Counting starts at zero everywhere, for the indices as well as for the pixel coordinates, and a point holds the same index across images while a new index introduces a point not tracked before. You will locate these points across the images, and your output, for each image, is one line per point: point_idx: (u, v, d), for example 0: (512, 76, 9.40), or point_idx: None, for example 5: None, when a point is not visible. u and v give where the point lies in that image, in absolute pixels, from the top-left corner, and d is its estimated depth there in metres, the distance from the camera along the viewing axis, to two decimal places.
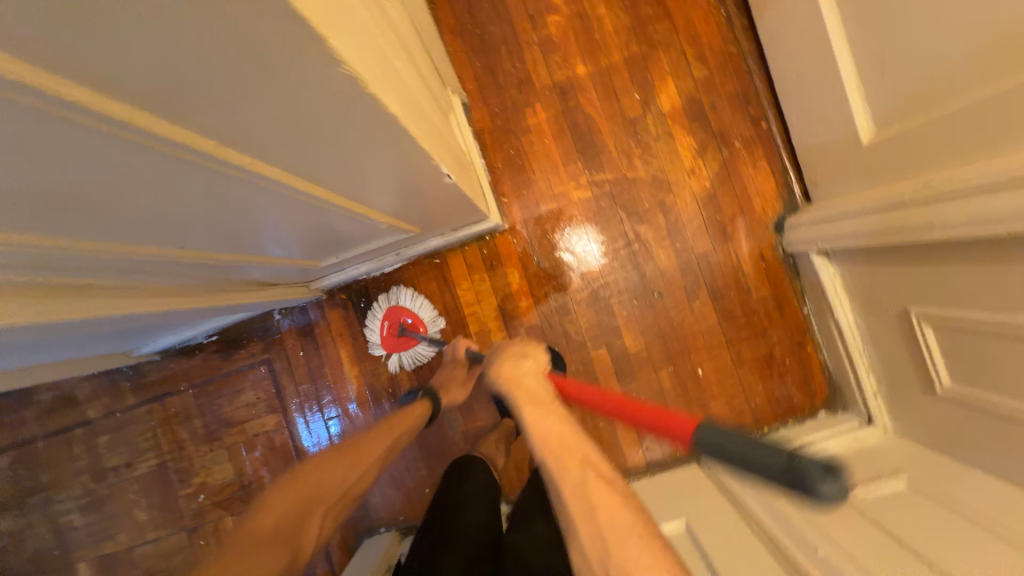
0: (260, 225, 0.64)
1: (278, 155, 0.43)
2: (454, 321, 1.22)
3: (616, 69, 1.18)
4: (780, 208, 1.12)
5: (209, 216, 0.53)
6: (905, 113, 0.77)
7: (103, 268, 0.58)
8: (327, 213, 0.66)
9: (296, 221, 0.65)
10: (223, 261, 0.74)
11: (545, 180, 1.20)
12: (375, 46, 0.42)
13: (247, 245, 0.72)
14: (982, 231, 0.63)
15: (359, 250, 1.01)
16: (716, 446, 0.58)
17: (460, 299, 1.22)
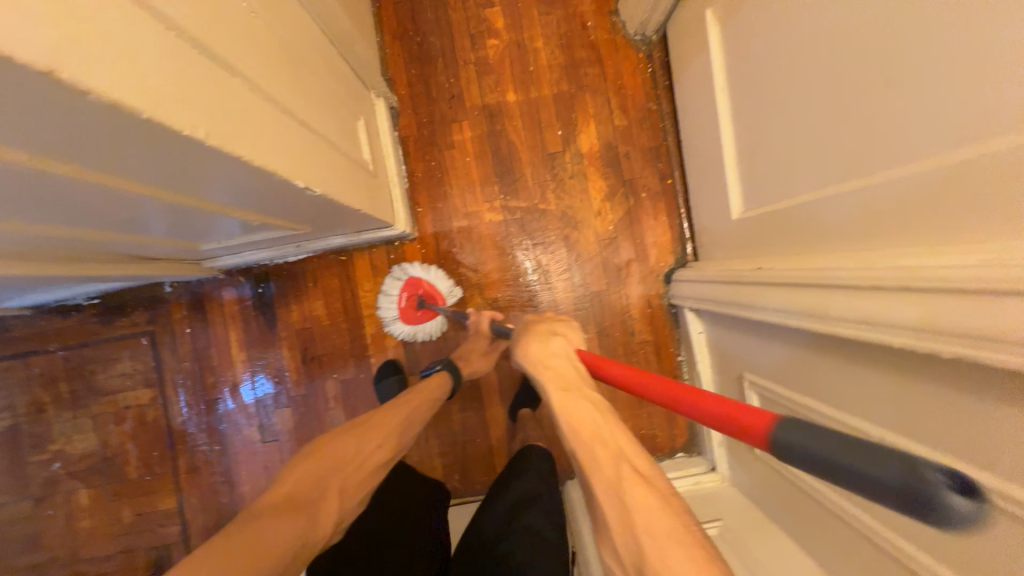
0: (100, 213, 0.62)
1: (71, 158, 0.42)
2: (417, 310, 1.16)
3: (544, 103, 1.22)
4: (672, 260, 1.20)
5: (27, 207, 0.52)
6: (763, 201, 0.85)
7: None
8: (181, 208, 0.66)
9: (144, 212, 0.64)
10: (69, 237, 0.71)
11: (461, 197, 1.23)
12: (181, 70, 0.42)
13: (96, 229, 0.70)
14: (785, 321, 0.72)
15: (249, 239, 1.00)
16: (788, 445, 0.38)
17: (426, 286, 1.17)
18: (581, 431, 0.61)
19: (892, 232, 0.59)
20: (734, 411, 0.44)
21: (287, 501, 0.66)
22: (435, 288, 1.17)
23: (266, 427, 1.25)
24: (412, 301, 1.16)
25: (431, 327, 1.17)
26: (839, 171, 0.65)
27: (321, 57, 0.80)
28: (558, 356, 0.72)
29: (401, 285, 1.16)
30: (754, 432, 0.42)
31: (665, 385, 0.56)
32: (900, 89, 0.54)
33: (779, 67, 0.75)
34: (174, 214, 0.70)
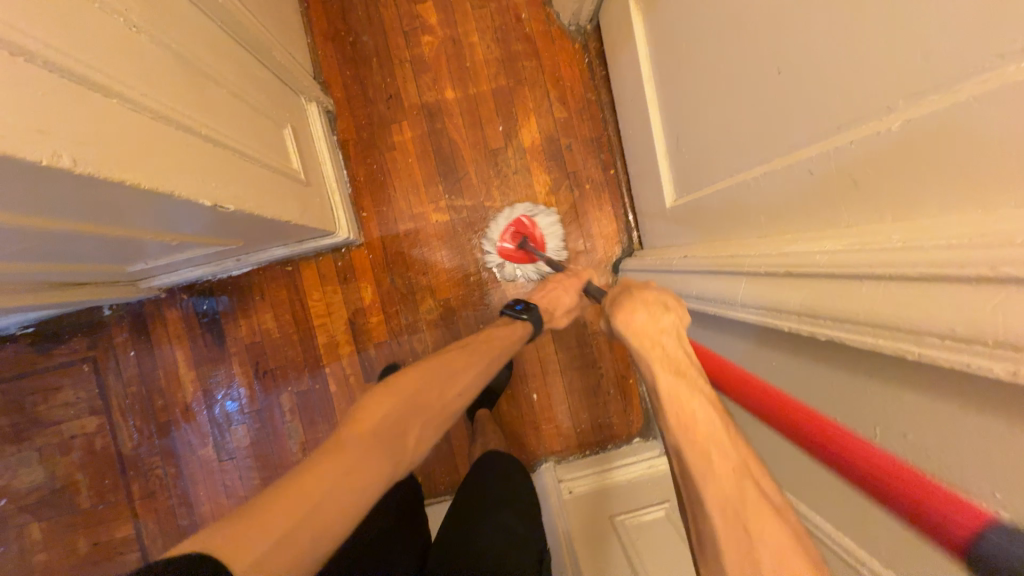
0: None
1: None
2: (517, 249, 1.17)
3: (483, 99, 1.21)
4: (619, 250, 1.22)
5: None
6: (690, 189, 0.86)
7: None
8: (76, 234, 0.63)
9: (42, 241, 0.62)
10: None
11: (406, 199, 1.22)
12: (36, 97, 0.41)
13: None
14: (700, 308, 0.71)
15: (179, 258, 0.96)
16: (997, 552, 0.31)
17: (530, 230, 1.18)
18: (694, 429, 0.49)
19: (781, 216, 0.59)
20: (927, 493, 0.35)
21: (384, 439, 0.63)
22: (542, 235, 1.19)
23: (223, 445, 1.23)
24: (518, 240, 1.18)
25: (530, 270, 1.19)
26: (745, 157, 0.66)
27: (231, 66, 0.78)
28: (667, 334, 0.60)
29: (511, 220, 1.19)
30: (951, 519, 0.33)
31: (774, 398, 0.48)
32: (787, 76, 0.54)
33: (695, 56, 0.76)
34: (77, 242, 0.67)
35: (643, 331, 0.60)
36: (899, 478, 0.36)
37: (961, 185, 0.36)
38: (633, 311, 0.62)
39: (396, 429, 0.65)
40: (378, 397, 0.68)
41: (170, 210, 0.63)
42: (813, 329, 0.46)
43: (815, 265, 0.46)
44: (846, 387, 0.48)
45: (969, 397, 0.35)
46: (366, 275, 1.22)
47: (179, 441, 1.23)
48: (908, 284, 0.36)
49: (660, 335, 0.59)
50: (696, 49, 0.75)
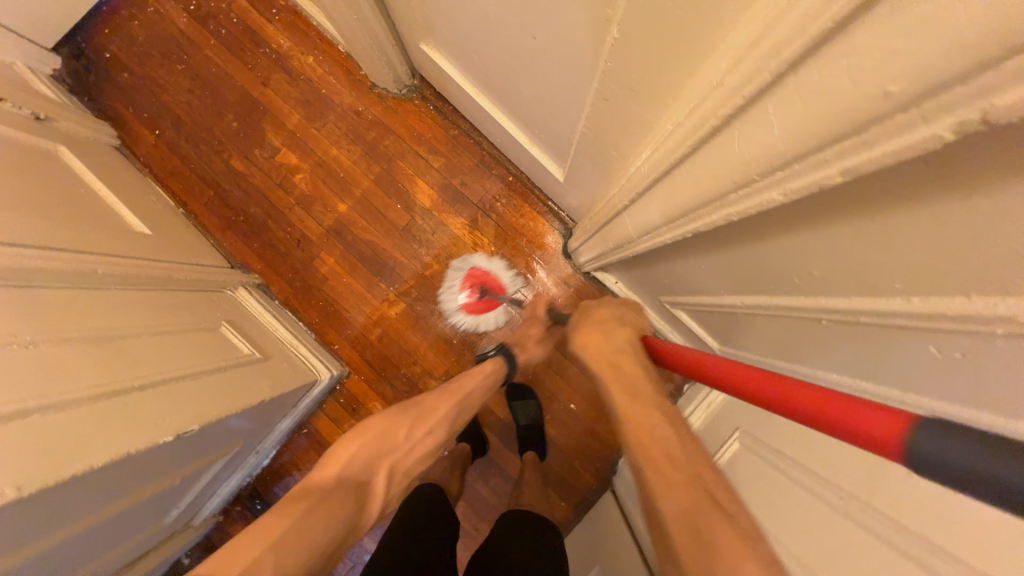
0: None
1: None
2: (479, 300, 1.20)
3: (371, 193, 1.27)
4: (560, 237, 1.22)
5: None
6: (564, 157, 0.89)
7: None
8: (86, 531, 0.68)
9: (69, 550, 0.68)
10: None
11: (361, 311, 1.27)
12: None
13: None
14: (625, 253, 0.71)
15: (201, 486, 1.01)
16: (927, 455, 0.27)
17: (486, 277, 1.20)
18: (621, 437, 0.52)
19: (616, 148, 0.60)
20: (852, 416, 0.32)
21: (347, 480, 0.62)
22: (501, 280, 1.20)
23: None
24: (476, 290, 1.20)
25: (489, 319, 1.19)
26: (569, 114, 0.68)
27: (141, 312, 0.85)
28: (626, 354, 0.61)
29: (462, 276, 1.21)
30: (877, 443, 0.30)
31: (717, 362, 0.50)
32: (541, 36, 0.57)
33: (487, 57, 0.80)
34: (94, 538, 0.73)
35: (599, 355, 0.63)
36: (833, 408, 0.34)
37: (668, 59, 0.38)
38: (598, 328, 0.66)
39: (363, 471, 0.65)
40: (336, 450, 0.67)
41: (138, 463, 0.68)
42: (678, 232, 0.45)
43: (644, 180, 0.47)
44: (745, 251, 0.47)
45: (805, 211, 0.35)
46: (369, 393, 1.26)
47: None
48: (690, 161, 0.37)
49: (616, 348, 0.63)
50: (483, 52, 0.79)
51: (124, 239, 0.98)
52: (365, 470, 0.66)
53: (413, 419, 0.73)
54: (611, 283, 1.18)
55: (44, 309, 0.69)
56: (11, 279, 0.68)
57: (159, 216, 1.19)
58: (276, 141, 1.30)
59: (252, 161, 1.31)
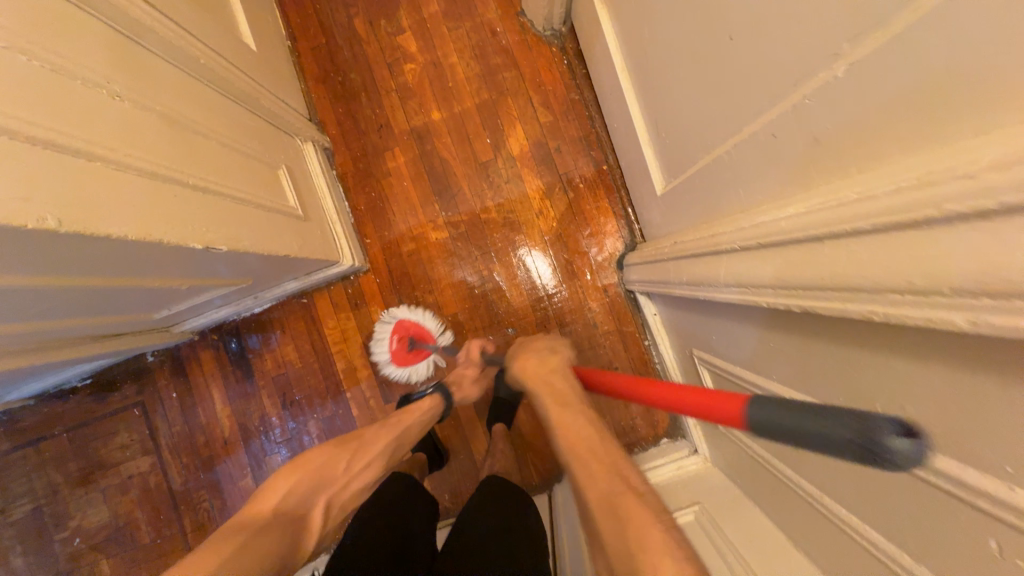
0: (15, 307, 0.66)
1: None
2: (409, 352, 1.18)
3: (469, 115, 1.23)
4: (622, 245, 1.19)
5: None
6: (676, 173, 0.84)
7: None
8: (82, 288, 0.69)
9: (62, 296, 0.69)
10: (24, 329, 0.77)
11: (405, 219, 1.25)
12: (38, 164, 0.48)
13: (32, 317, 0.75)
14: (694, 291, 0.69)
15: (194, 301, 1.03)
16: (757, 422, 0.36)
17: (414, 328, 1.19)
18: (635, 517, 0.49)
19: (750, 185, 0.57)
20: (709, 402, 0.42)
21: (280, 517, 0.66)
22: (427, 330, 1.19)
23: (260, 476, 1.28)
24: (403, 343, 1.18)
25: (422, 369, 1.17)
26: (715, 134, 0.64)
27: (217, 119, 0.84)
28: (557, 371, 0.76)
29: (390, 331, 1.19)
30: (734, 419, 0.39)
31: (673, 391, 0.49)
32: (739, 41, 0.52)
33: (658, 38, 0.75)
34: (81, 297, 0.74)
35: (535, 377, 0.75)
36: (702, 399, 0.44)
37: (892, 125, 0.34)
38: (531, 358, 0.79)
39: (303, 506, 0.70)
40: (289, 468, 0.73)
41: (164, 255, 0.69)
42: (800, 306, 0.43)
43: (782, 232, 0.45)
44: (835, 350, 0.46)
45: (944, 343, 0.34)
46: (378, 298, 1.26)
47: (214, 478, 1.30)
48: (870, 236, 0.35)
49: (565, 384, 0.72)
50: (658, 29, 0.74)
51: (232, 44, 0.96)
52: (303, 501, 0.70)
53: (350, 453, 0.79)
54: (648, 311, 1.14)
55: (140, 70, 0.67)
56: (120, 27, 0.66)
57: (268, 39, 1.16)
58: (404, 21, 1.26)
59: (374, 29, 1.27)
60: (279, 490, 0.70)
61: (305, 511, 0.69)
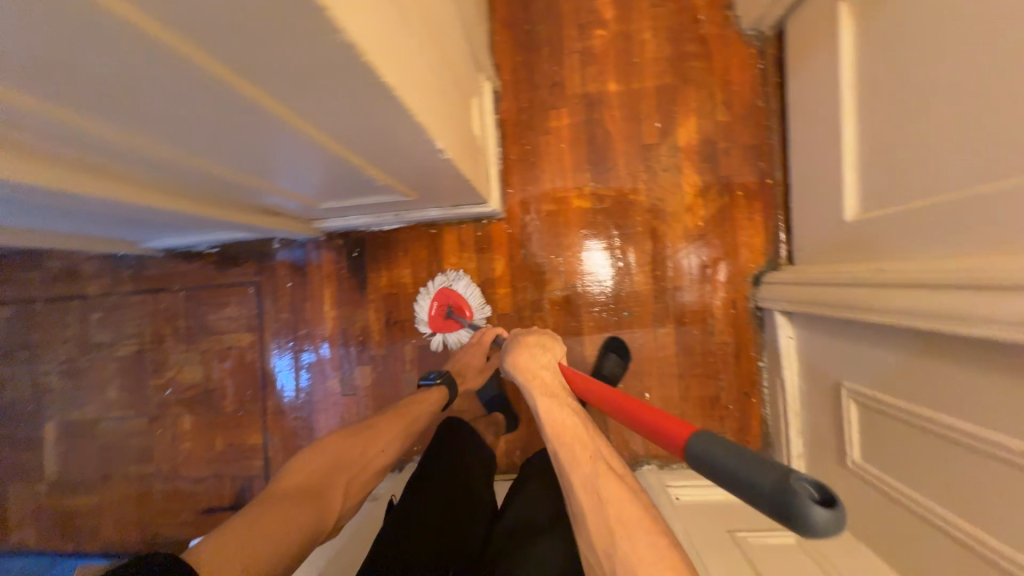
0: (269, 156, 0.67)
1: (292, 99, 0.50)
2: (445, 319, 1.28)
3: (645, 95, 1.22)
4: (763, 262, 1.17)
5: (236, 141, 0.59)
6: (886, 203, 0.81)
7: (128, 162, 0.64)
8: (330, 160, 0.70)
9: (306, 161, 0.71)
10: (241, 184, 0.78)
11: (552, 180, 1.26)
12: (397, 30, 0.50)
13: (262, 174, 0.76)
14: (907, 321, 0.69)
15: (360, 202, 1.07)
16: (701, 450, 0.50)
17: (454, 298, 1.27)
18: None
19: None
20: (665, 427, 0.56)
21: (297, 492, 0.73)
22: (465, 301, 1.27)
23: (347, 383, 1.34)
24: (441, 310, 1.27)
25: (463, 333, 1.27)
26: (1001, 168, 0.60)
27: (456, 34, 0.86)
28: (547, 369, 0.81)
29: (432, 295, 1.27)
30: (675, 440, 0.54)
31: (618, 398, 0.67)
32: None
33: (933, 56, 0.70)
34: (314, 169, 0.74)
35: (528, 369, 0.80)
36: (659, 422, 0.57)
37: None
38: (526, 350, 0.82)
39: (316, 484, 0.76)
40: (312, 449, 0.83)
41: (405, 151, 0.70)
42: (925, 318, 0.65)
43: None
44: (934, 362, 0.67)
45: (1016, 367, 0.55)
46: (506, 249, 1.28)
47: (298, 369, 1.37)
48: None
49: (541, 368, 0.79)
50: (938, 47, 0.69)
51: None
52: (325, 480, 0.78)
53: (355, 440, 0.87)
54: (783, 335, 1.06)
55: None
56: None
57: None
58: None
59: None
60: (302, 470, 0.78)
61: (327, 489, 0.77)
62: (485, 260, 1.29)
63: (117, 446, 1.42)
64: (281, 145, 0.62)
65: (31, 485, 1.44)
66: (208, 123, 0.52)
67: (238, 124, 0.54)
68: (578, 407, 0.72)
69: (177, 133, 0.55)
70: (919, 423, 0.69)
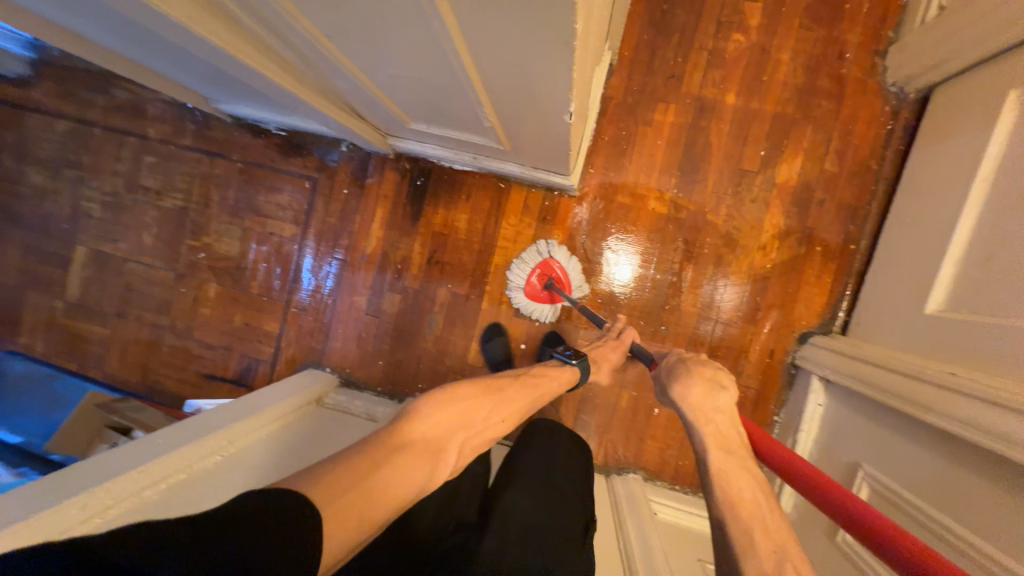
0: (387, 43, 0.61)
1: (463, 8, 0.48)
2: (542, 290, 1.24)
3: (761, 119, 1.16)
4: (815, 322, 1.15)
5: (381, 34, 0.59)
6: (977, 309, 0.79)
7: (269, 24, 0.64)
8: (446, 70, 0.65)
9: (420, 63, 0.65)
10: (357, 77, 0.79)
11: (637, 174, 1.22)
12: None
13: (366, 60, 0.71)
14: (964, 432, 0.68)
15: (448, 134, 1.03)
16: None
17: (558, 271, 1.23)
18: None
19: None
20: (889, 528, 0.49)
21: (417, 448, 0.59)
22: (569, 277, 1.23)
23: (374, 304, 1.35)
24: (542, 281, 1.24)
25: (548, 309, 1.24)
26: None
27: None
28: (720, 412, 0.71)
29: (532, 264, 1.24)
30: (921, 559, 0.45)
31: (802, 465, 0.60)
32: None
33: None
34: (426, 74, 0.69)
35: (700, 410, 0.71)
36: (881, 523, 0.50)
37: None
38: (702, 386, 0.74)
39: (438, 436, 0.63)
40: (438, 401, 0.67)
41: (524, 93, 0.67)
42: (954, 428, 0.70)
43: None
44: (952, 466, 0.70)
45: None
46: (568, 226, 1.26)
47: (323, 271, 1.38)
48: None
49: (714, 412, 0.70)
50: None
51: None
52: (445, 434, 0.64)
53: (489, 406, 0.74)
54: (811, 400, 1.07)
55: None
56: None
57: None
58: None
59: None
60: (432, 419, 0.64)
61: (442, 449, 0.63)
62: (544, 233, 1.27)
63: (139, 291, 1.45)
64: (409, 35, 0.57)
65: (51, 300, 1.48)
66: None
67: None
68: (724, 457, 0.64)
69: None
70: (926, 524, 0.70)
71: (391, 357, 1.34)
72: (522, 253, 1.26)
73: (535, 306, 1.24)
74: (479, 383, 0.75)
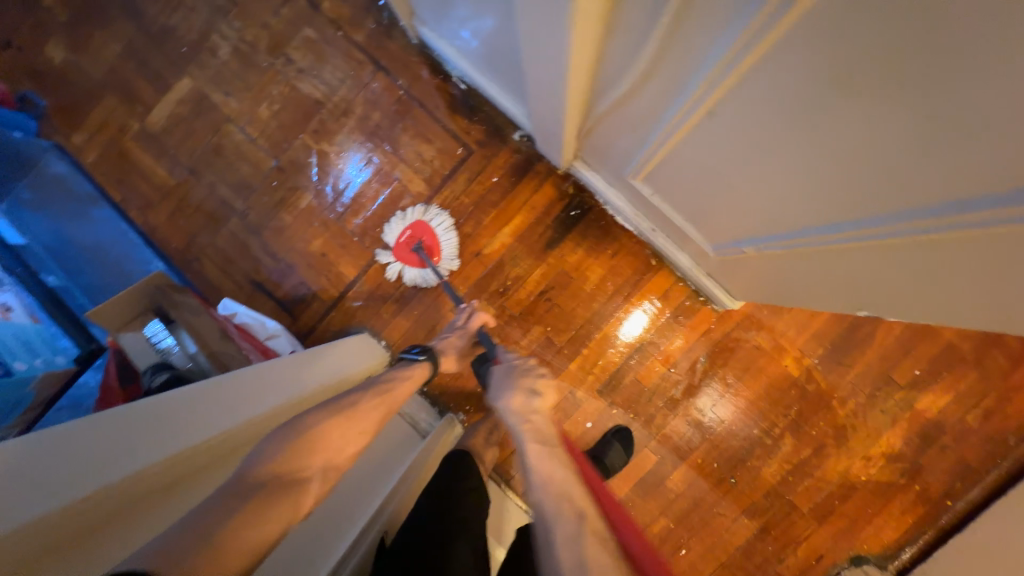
0: (849, 135, 0.41)
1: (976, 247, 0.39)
2: (409, 250, 1.22)
3: (935, 339, 1.10)
4: (877, 551, 1.11)
5: (804, 162, 0.48)
6: None
7: (669, 59, 0.52)
8: (830, 216, 0.52)
9: (844, 176, 0.45)
10: (665, 139, 0.67)
11: (789, 324, 1.15)
12: None
13: (747, 123, 0.51)
14: None
15: (663, 206, 0.95)
16: None
17: (429, 237, 1.22)
18: None
19: None
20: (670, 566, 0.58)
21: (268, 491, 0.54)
22: (438, 243, 1.22)
23: (463, 305, 1.23)
24: (411, 241, 1.22)
25: (421, 275, 1.22)
26: None
27: None
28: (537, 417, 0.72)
29: (406, 223, 1.22)
30: None
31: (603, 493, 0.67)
32: None
33: None
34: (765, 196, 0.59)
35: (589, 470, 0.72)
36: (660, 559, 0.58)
37: None
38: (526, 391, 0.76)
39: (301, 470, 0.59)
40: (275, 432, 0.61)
41: (917, 282, 0.50)
42: None
43: None
44: None
45: None
46: (695, 338, 1.18)
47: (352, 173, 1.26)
48: None
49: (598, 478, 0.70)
50: None
51: None
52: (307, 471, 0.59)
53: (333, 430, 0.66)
54: None
55: None
56: None
57: None
58: None
59: None
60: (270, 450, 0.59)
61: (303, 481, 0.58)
62: (668, 329, 1.19)
63: (226, 159, 1.27)
64: (919, 163, 0.37)
65: (130, 117, 1.30)
66: (1020, 109, 0.27)
67: (978, 143, 0.31)
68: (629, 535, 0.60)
69: (929, 50, 0.29)
70: None
71: (453, 365, 1.23)
72: (403, 208, 1.25)
73: (405, 270, 1.23)
74: (324, 404, 0.70)
